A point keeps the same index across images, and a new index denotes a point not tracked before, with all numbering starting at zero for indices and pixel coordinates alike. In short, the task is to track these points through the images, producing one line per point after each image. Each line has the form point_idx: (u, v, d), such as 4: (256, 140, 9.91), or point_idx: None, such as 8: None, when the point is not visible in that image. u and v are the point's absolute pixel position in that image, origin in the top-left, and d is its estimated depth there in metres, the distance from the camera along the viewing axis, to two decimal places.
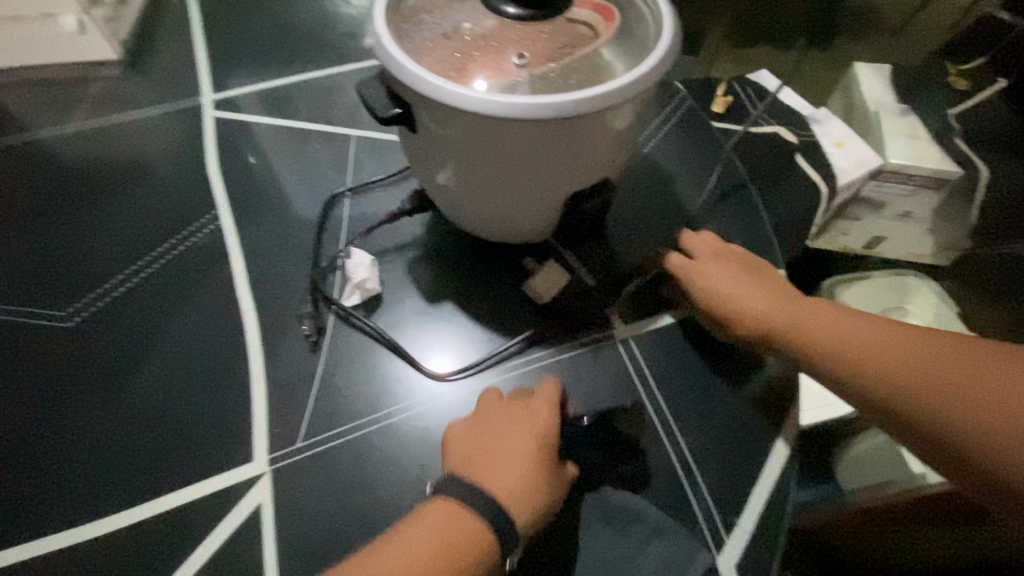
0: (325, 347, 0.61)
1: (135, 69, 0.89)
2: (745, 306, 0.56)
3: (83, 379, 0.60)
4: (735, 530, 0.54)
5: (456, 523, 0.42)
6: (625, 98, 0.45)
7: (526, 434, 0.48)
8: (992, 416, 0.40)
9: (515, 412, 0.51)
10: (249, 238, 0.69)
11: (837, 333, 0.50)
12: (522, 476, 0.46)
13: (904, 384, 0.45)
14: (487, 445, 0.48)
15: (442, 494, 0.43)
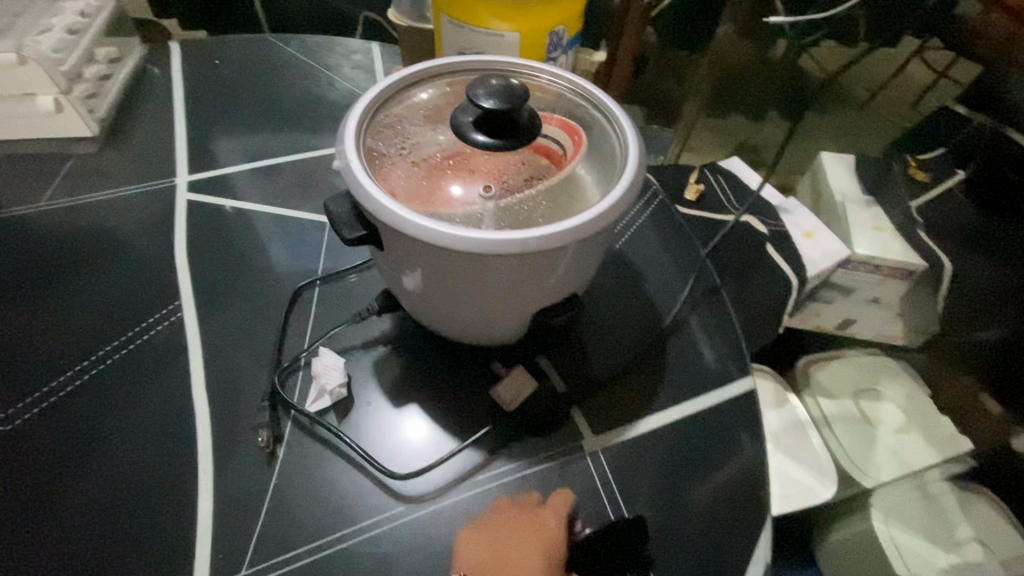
0: (281, 457, 0.57)
1: (112, 146, 0.89)
2: None
3: (18, 489, 0.55)
4: None
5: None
6: (590, 233, 0.46)
7: (544, 552, 0.50)
8: None
9: (540, 523, 0.53)
10: (212, 330, 0.67)
11: None
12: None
13: None
14: (512, 556, 0.50)
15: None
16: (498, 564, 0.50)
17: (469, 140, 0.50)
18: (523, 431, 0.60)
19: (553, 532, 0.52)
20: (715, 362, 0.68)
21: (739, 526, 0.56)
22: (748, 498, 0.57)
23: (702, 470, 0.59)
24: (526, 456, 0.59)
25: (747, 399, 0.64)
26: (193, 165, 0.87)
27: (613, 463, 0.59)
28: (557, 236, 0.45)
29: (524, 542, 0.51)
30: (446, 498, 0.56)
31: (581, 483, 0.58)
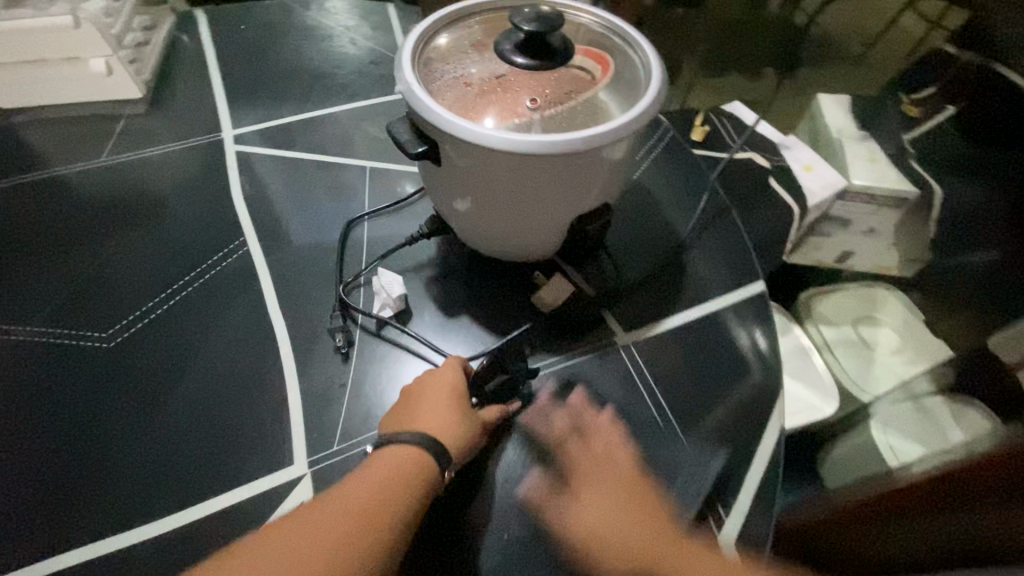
0: (354, 357, 0.65)
1: (158, 107, 0.95)
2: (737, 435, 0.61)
3: (123, 393, 0.62)
4: (733, 508, 0.58)
5: (408, 457, 0.50)
6: (624, 134, 0.54)
7: (447, 391, 0.56)
8: None
9: (433, 375, 0.59)
10: (279, 261, 0.74)
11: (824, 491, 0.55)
12: (456, 419, 0.54)
13: None
14: (416, 402, 0.56)
15: (388, 443, 0.51)
16: (405, 415, 0.55)
17: (513, 66, 0.57)
18: (561, 330, 0.69)
19: (448, 376, 0.58)
20: (728, 272, 0.76)
21: (755, 404, 0.65)
22: (761, 382, 0.67)
23: (718, 359, 0.68)
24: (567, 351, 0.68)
25: (755, 301, 0.74)
26: (237, 122, 0.94)
27: (644, 355, 0.68)
28: (593, 137, 0.52)
29: (424, 391, 0.57)
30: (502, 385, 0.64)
31: (617, 372, 0.67)
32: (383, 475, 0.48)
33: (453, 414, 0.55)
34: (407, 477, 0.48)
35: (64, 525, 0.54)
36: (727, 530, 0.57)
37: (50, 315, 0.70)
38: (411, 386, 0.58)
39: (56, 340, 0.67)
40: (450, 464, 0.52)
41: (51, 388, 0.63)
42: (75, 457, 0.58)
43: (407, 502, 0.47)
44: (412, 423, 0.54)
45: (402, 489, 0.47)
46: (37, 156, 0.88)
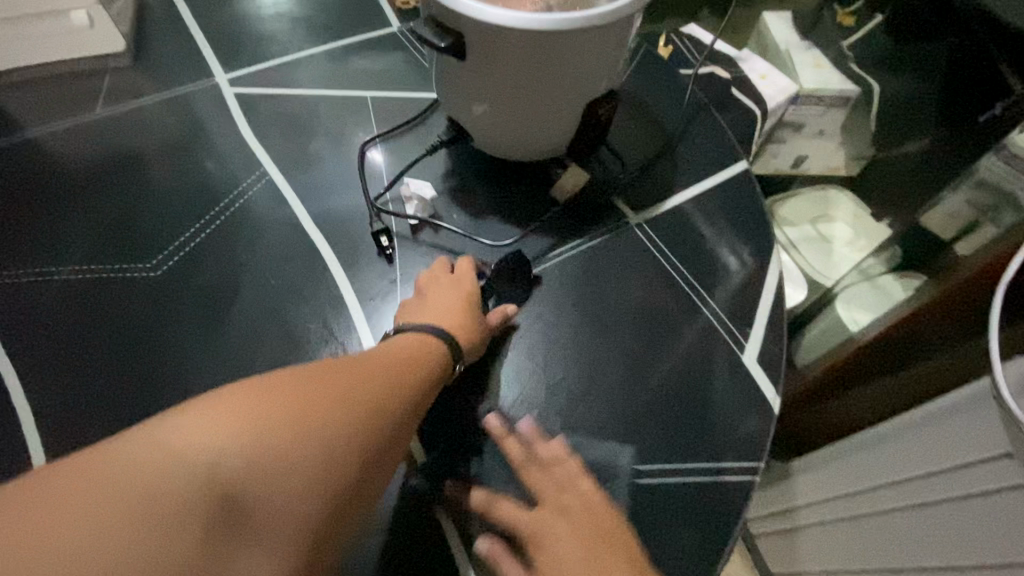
0: (397, 258, 0.72)
1: (140, 58, 0.94)
2: (562, 547, 0.53)
3: (187, 314, 0.67)
4: (752, 336, 0.72)
5: (426, 347, 0.58)
6: (626, 15, 0.61)
7: (461, 296, 0.65)
8: None
9: (450, 278, 0.67)
10: (304, 189, 0.78)
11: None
12: (468, 322, 0.63)
13: None
14: (432, 300, 0.65)
15: (408, 330, 0.60)
16: (422, 308, 0.65)
17: None
18: (578, 218, 0.77)
19: (464, 283, 0.67)
20: (714, 157, 0.86)
21: (746, 266, 0.77)
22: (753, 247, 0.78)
23: (714, 230, 0.79)
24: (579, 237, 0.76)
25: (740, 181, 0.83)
26: (226, 66, 0.93)
27: (655, 230, 0.78)
28: (597, 15, 0.59)
29: (443, 291, 0.66)
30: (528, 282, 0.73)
31: (636, 252, 0.76)
32: (402, 353, 0.56)
33: (463, 309, 0.64)
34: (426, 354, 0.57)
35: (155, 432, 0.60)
36: (749, 354, 0.70)
37: (86, 256, 0.71)
38: (428, 284, 0.67)
39: (101, 276, 0.69)
40: (462, 356, 0.62)
41: (110, 318, 0.67)
42: (148, 375, 0.63)
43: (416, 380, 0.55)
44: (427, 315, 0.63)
45: (414, 372, 0.55)
46: (26, 113, 0.86)
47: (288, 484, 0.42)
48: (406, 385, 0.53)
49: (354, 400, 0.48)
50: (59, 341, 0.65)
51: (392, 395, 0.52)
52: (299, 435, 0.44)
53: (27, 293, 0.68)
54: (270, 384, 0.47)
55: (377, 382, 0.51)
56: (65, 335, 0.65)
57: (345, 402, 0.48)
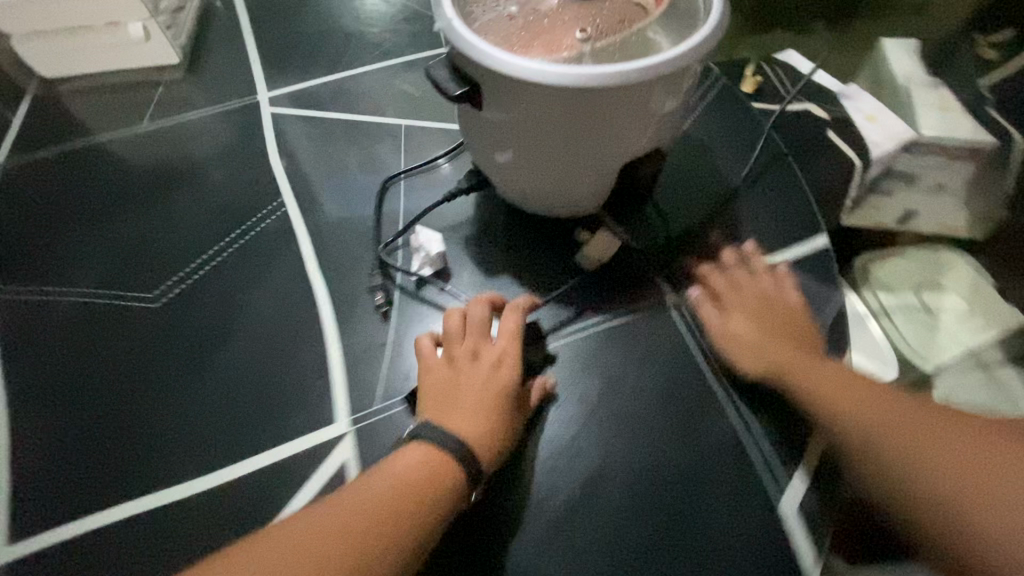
0: (395, 316, 0.64)
1: (193, 72, 0.95)
2: (796, 382, 0.56)
3: (172, 353, 0.64)
4: (796, 474, 0.58)
5: (442, 466, 0.48)
6: (682, 67, 0.49)
7: (492, 391, 0.55)
8: (972, 498, 0.42)
9: (487, 361, 0.57)
10: (316, 221, 0.73)
11: (830, 383, 0.55)
12: (495, 428, 0.53)
13: (930, 457, 0.45)
14: (459, 392, 0.55)
15: (424, 440, 0.50)
16: (446, 398, 0.54)
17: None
18: (604, 290, 0.67)
19: (500, 374, 0.56)
20: (785, 229, 0.71)
21: None
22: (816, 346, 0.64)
23: None
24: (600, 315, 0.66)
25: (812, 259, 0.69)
26: (271, 83, 0.91)
27: (694, 316, 0.65)
28: (646, 68, 0.48)
29: (473, 381, 0.55)
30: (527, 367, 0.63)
31: (668, 340, 0.65)
32: (402, 485, 0.46)
33: (492, 406, 0.54)
34: (437, 480, 0.47)
35: (111, 486, 0.56)
36: (788, 497, 0.57)
37: (100, 276, 0.71)
38: (457, 365, 0.57)
39: (103, 300, 0.68)
40: (482, 474, 0.51)
41: (102, 346, 0.64)
42: (119, 419, 0.60)
43: (420, 515, 0.45)
44: (449, 413, 0.53)
45: (415, 511, 0.45)
46: (84, 121, 0.89)
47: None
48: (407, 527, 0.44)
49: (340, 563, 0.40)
50: (53, 365, 0.64)
51: (388, 544, 0.42)
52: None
53: (39, 310, 0.68)
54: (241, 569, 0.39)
55: (367, 528, 0.42)
56: (59, 359, 0.64)
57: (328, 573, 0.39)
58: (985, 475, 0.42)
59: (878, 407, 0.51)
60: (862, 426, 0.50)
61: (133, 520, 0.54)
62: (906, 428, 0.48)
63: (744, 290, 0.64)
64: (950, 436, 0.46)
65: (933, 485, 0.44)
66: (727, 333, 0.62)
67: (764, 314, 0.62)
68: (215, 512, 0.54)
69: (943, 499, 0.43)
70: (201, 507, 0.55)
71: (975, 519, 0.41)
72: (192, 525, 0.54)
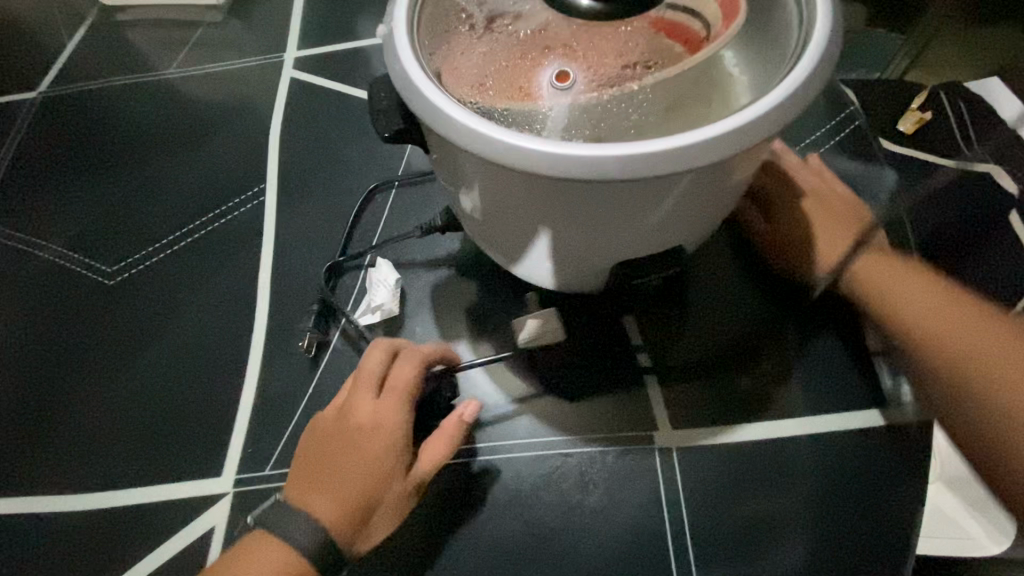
0: (324, 364, 0.55)
1: (236, 14, 0.87)
2: (917, 310, 0.48)
3: (98, 341, 0.59)
4: None
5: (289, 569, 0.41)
6: (714, 158, 0.30)
7: (369, 464, 0.44)
8: (975, 364, 0.43)
9: (367, 423, 0.45)
10: (286, 221, 0.64)
11: (906, 291, 0.50)
12: (362, 505, 0.43)
13: (934, 329, 0.47)
14: (330, 459, 0.45)
15: (270, 529, 0.42)
16: (313, 470, 0.45)
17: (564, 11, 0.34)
18: (588, 395, 0.52)
19: (378, 438, 0.45)
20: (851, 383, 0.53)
21: None
22: (841, 557, 0.47)
23: (782, 513, 0.48)
24: (562, 427, 0.51)
25: (879, 444, 0.51)
26: (302, 40, 0.82)
27: (685, 465, 0.50)
28: (643, 159, 0.30)
29: (351, 446, 0.45)
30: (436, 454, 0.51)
31: (639, 495, 0.49)
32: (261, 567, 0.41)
33: (365, 484, 0.44)
34: None
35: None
36: None
37: (75, 233, 0.68)
38: (335, 427, 0.46)
39: (66, 262, 0.65)
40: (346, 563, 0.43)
41: (45, 314, 0.62)
42: (30, 403, 0.57)
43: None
44: (312, 490, 0.44)
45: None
46: (126, 54, 0.86)
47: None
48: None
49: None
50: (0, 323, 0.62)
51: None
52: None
53: (12, 256, 0.67)
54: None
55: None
56: (3, 320, 0.62)
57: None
58: (969, 369, 0.44)
59: (915, 289, 0.50)
60: (923, 319, 0.48)
61: (10, 521, 0.52)
62: (934, 327, 0.47)
63: (888, 271, 0.51)
64: (992, 323, 0.45)
65: (975, 354, 0.44)
66: (866, 276, 0.52)
67: (897, 278, 0.51)
68: (83, 540, 0.50)
69: (959, 352, 0.45)
70: (67, 528, 0.51)
71: (981, 378, 0.43)
72: (59, 546, 0.50)
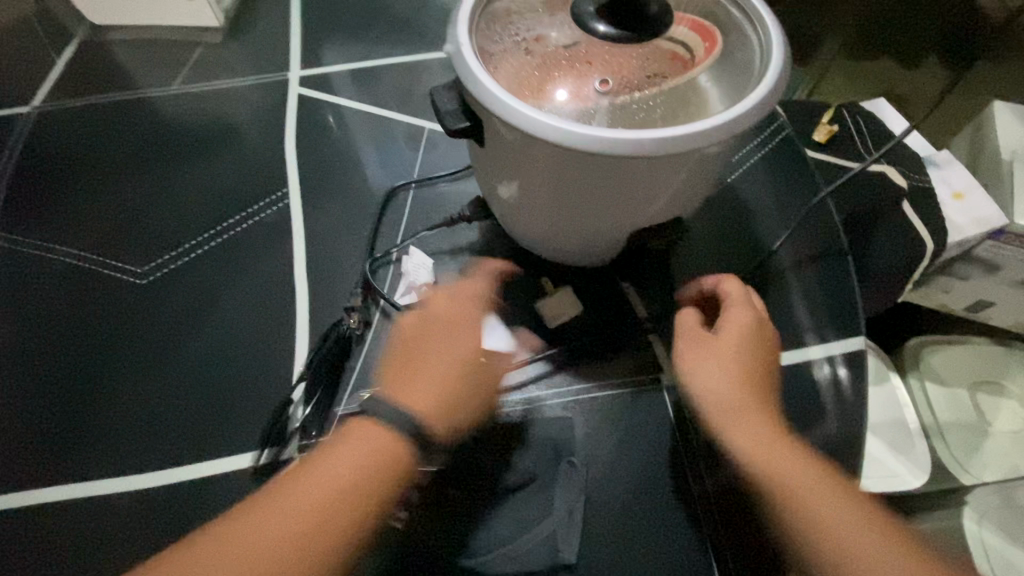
0: (369, 339, 0.63)
1: (233, 36, 0.93)
2: (750, 454, 0.46)
3: (146, 335, 0.66)
4: None
5: (388, 455, 0.45)
6: (717, 139, 0.42)
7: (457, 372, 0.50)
8: (792, 482, 0.44)
9: (448, 319, 0.54)
10: (317, 223, 0.73)
11: (770, 466, 0.45)
12: (447, 400, 0.49)
13: (779, 471, 0.45)
14: (413, 364, 0.51)
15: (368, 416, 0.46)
16: (406, 371, 0.50)
17: (592, 34, 0.46)
18: (601, 349, 0.62)
19: (462, 338, 0.52)
20: (809, 325, 0.65)
21: None
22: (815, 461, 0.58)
23: None
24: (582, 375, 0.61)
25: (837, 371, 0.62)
26: (302, 61, 0.89)
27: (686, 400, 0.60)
28: (667, 140, 0.41)
29: (428, 351, 0.51)
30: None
31: (652, 426, 0.59)
32: (355, 454, 0.45)
33: (449, 381, 0.50)
34: (375, 471, 0.44)
35: (60, 465, 0.59)
36: None
37: (96, 242, 0.73)
38: (428, 330, 0.53)
39: (98, 270, 0.71)
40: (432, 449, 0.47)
41: (86, 315, 0.68)
42: (94, 394, 0.63)
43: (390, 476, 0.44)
44: (408, 382, 0.50)
45: (381, 478, 0.44)
46: (119, 71, 0.89)
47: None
48: (378, 491, 0.44)
49: (318, 526, 0.42)
50: (46, 327, 0.67)
51: (358, 502, 0.43)
52: (269, 572, 0.40)
53: (38, 267, 0.71)
54: (245, 521, 0.42)
55: (342, 486, 0.43)
56: (43, 326, 0.67)
57: (325, 540, 0.41)
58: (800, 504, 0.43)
59: (750, 435, 0.47)
60: (755, 451, 0.46)
61: (89, 499, 0.57)
62: (794, 489, 0.44)
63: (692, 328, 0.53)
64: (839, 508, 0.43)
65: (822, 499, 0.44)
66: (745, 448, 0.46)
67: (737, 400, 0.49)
68: (164, 508, 0.56)
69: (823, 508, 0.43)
70: (138, 502, 0.57)
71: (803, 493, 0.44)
72: (142, 514, 0.56)
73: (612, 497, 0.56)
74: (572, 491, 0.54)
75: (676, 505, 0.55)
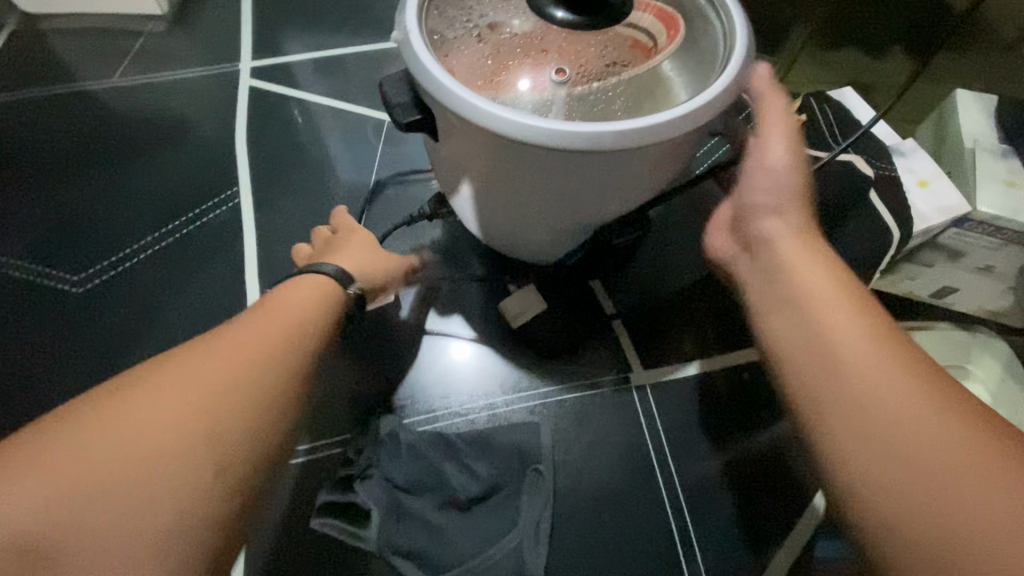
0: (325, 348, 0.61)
1: (179, 24, 0.87)
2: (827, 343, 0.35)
3: (86, 347, 0.62)
4: None
5: (323, 294, 0.44)
6: (679, 133, 0.40)
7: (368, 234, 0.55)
8: (892, 417, 0.30)
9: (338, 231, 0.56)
10: (273, 223, 0.70)
11: (846, 359, 0.33)
12: (364, 257, 0.52)
13: (866, 382, 0.32)
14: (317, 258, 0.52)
15: (299, 277, 0.46)
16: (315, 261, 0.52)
17: (550, 20, 0.44)
18: (569, 350, 0.61)
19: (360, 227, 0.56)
20: None
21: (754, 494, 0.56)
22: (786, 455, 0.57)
23: (737, 428, 0.58)
24: (549, 376, 0.60)
25: None
26: (255, 51, 0.84)
27: (655, 399, 0.59)
28: (622, 134, 0.39)
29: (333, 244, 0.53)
30: (439, 418, 0.58)
31: (619, 428, 0.58)
32: (288, 308, 0.41)
33: (363, 245, 0.53)
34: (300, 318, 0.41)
35: None
36: None
37: (29, 248, 0.68)
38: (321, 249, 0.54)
39: (31, 279, 0.66)
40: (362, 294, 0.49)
41: (20, 327, 0.63)
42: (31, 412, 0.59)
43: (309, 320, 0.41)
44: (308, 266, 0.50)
45: (302, 325, 0.40)
46: (55, 63, 0.83)
47: (210, 499, 0.30)
48: (302, 337, 0.39)
49: (237, 395, 0.33)
50: None
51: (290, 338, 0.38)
52: (222, 440, 0.32)
53: None
54: (139, 404, 0.31)
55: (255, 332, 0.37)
56: None
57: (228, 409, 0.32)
58: (899, 434, 0.29)
59: (850, 336, 0.34)
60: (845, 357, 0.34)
61: None
62: (884, 408, 0.31)
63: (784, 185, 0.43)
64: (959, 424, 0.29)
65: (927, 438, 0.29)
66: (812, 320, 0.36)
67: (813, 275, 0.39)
68: None
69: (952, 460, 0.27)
70: None
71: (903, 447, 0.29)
72: None
73: (580, 500, 0.55)
74: (539, 500, 0.53)
75: (644, 509, 0.55)
